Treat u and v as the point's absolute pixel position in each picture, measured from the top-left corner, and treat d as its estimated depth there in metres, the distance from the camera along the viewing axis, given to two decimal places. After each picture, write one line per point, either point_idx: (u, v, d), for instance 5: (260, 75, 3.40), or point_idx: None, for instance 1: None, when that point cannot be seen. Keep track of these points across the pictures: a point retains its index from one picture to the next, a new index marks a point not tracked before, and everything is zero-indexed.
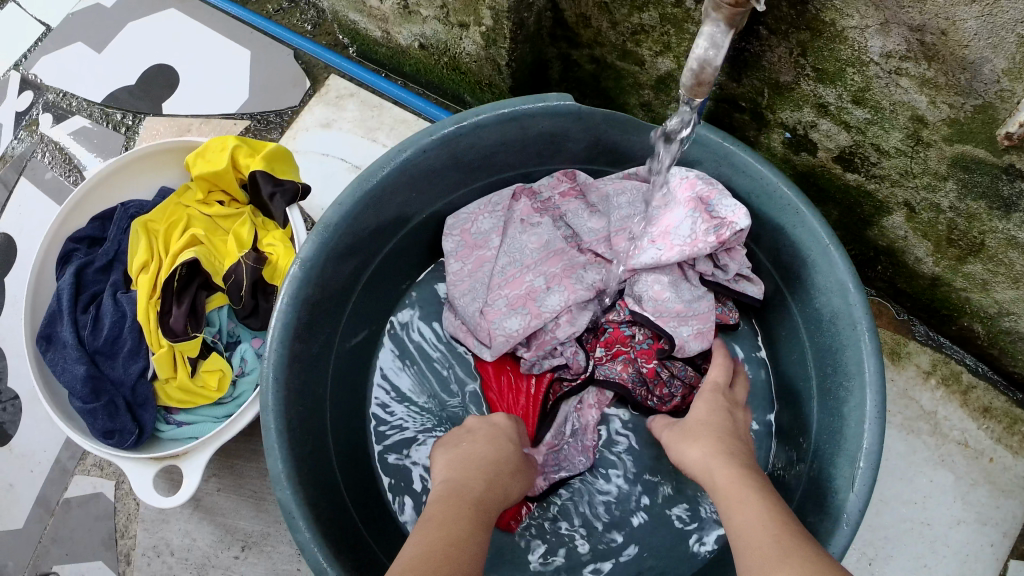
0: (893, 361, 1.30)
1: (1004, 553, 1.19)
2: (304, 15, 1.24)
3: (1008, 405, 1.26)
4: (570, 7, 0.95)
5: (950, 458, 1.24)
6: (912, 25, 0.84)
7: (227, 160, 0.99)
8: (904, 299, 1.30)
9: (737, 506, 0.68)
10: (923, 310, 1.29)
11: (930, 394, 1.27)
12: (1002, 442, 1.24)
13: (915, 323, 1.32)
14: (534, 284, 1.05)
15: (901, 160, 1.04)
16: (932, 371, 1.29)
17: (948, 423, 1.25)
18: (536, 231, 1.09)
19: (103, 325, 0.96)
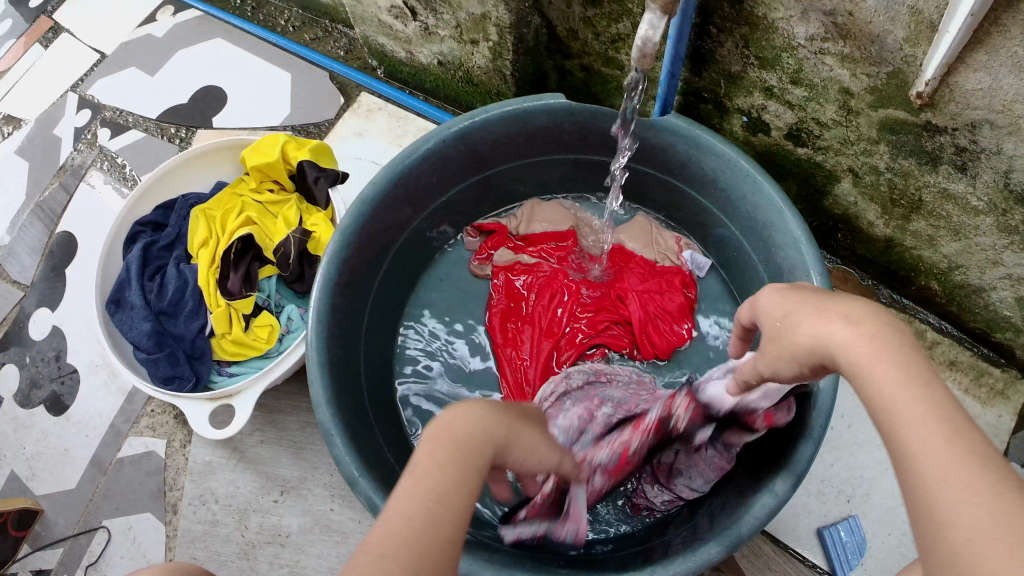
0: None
1: None
2: (338, 43, 1.39)
3: (973, 359, 1.32)
4: (561, 22, 1.13)
5: None
6: (825, 10, 1.01)
7: (279, 153, 1.15)
8: (867, 265, 1.39)
9: (815, 319, 0.56)
10: (885, 274, 1.38)
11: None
12: (970, 393, 1.29)
13: (880, 288, 1.41)
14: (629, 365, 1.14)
15: (839, 131, 1.18)
16: None
17: None
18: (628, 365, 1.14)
19: (167, 289, 1.11)
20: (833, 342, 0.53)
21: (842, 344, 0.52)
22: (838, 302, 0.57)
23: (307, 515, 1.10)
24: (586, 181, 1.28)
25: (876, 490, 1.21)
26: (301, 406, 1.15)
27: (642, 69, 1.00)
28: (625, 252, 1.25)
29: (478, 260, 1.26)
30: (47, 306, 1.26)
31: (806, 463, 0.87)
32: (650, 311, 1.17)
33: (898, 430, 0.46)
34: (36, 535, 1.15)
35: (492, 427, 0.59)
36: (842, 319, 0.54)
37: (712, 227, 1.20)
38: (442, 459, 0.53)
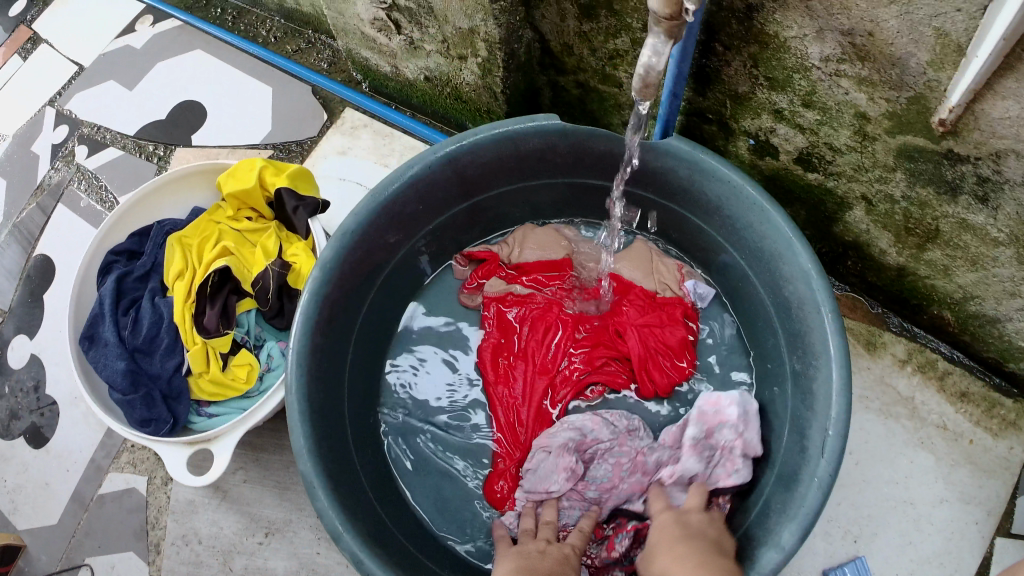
0: (868, 352, 1.23)
1: (989, 530, 1.13)
2: (321, 55, 1.28)
3: (986, 389, 1.20)
4: (554, 36, 1.02)
5: (930, 441, 1.17)
6: (842, 30, 0.90)
7: (255, 179, 1.07)
8: (877, 292, 1.26)
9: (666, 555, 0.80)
10: (895, 301, 1.24)
11: (908, 380, 1.21)
12: (981, 425, 1.18)
13: (890, 315, 1.27)
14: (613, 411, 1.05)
15: (853, 156, 1.06)
16: (908, 359, 1.22)
17: (925, 408, 1.19)
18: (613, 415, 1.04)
19: (142, 325, 1.06)
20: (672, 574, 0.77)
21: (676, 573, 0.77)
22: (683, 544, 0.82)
23: (292, 558, 1.06)
24: (587, 204, 1.16)
25: (886, 528, 1.14)
26: (286, 444, 1.11)
27: (647, 99, 0.89)
28: (622, 283, 1.13)
29: (470, 288, 1.17)
30: (25, 332, 1.22)
31: (811, 514, 0.84)
32: (650, 346, 1.07)
33: None
34: (19, 569, 1.13)
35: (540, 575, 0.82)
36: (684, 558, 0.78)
37: (716, 253, 1.10)
38: None
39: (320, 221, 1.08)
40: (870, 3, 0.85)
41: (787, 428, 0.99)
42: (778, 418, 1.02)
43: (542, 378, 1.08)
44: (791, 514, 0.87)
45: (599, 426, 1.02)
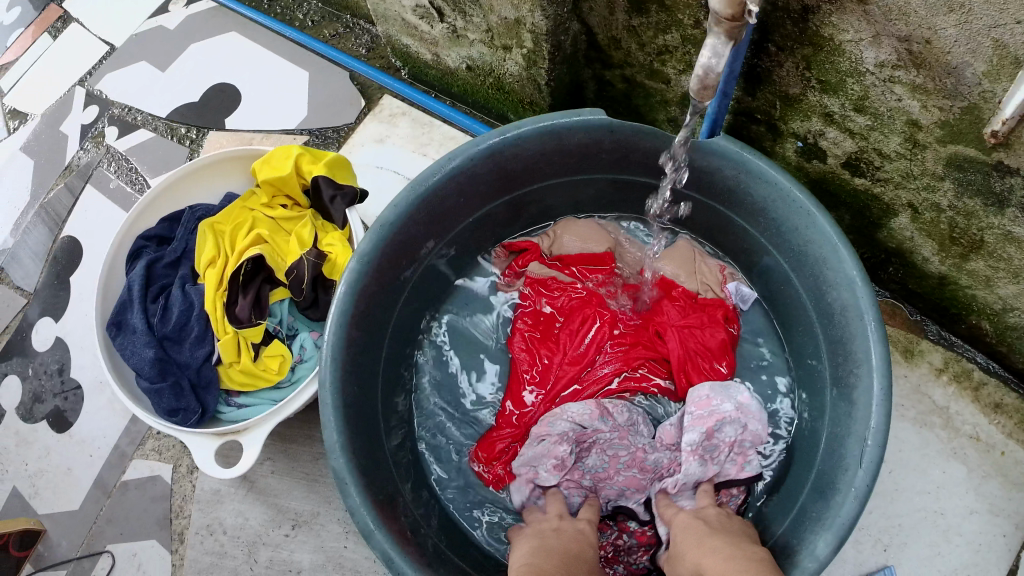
0: (906, 359, 1.21)
1: (1018, 543, 1.10)
2: (359, 40, 1.25)
3: (1020, 401, 1.16)
4: (602, 30, 0.98)
5: (962, 452, 1.15)
6: (899, 36, 0.87)
7: (291, 166, 1.03)
8: (917, 299, 1.22)
9: (701, 548, 0.79)
10: (934, 310, 1.21)
11: (943, 390, 1.18)
12: (1014, 437, 1.15)
13: (928, 323, 1.24)
14: (612, 401, 0.99)
15: (903, 163, 1.03)
16: (945, 368, 1.20)
17: (960, 418, 1.16)
18: (611, 407, 0.98)
19: (172, 313, 1.04)
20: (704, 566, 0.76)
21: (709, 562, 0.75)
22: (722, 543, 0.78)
23: (319, 551, 1.05)
24: (632, 202, 1.13)
25: (917, 539, 1.12)
26: (315, 436, 1.09)
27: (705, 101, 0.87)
28: (665, 282, 1.10)
29: (506, 276, 1.14)
30: (50, 315, 1.21)
31: (846, 524, 0.83)
32: (689, 348, 1.03)
33: None
34: (38, 555, 1.12)
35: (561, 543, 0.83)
36: (715, 551, 0.76)
37: (758, 255, 1.07)
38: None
39: (357, 212, 1.05)
40: (931, 10, 0.82)
41: (823, 435, 0.97)
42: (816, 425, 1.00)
43: (575, 370, 1.04)
44: (826, 525, 0.85)
45: (598, 418, 0.96)
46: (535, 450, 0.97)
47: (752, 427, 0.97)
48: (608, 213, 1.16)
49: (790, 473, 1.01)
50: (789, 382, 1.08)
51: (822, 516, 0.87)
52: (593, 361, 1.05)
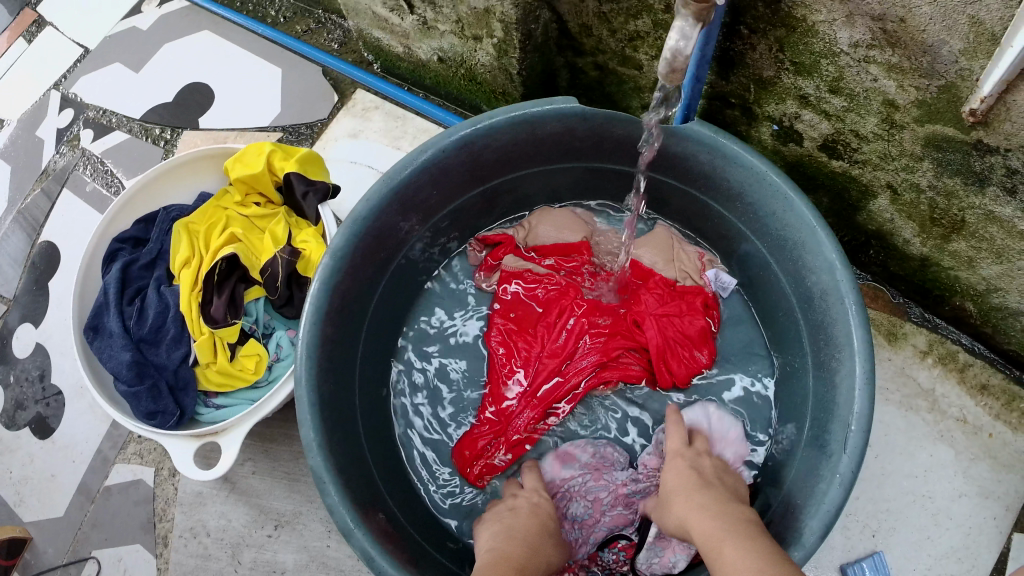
0: (890, 342, 1.19)
1: (1006, 526, 1.09)
2: (331, 35, 1.24)
3: (1006, 382, 1.15)
4: (572, 17, 0.97)
5: (948, 434, 1.14)
6: (873, 15, 0.86)
7: (263, 163, 1.02)
8: (899, 282, 1.21)
9: (684, 503, 0.75)
10: (917, 292, 1.20)
11: (928, 371, 1.17)
12: (1001, 419, 1.14)
13: (911, 306, 1.22)
14: (572, 447, 1.00)
15: (880, 144, 1.02)
16: (929, 351, 1.18)
17: (945, 400, 1.15)
18: (570, 458, 0.99)
19: (148, 315, 1.04)
20: (692, 525, 0.72)
21: (696, 524, 0.71)
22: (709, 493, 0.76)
23: (302, 550, 1.04)
24: (610, 189, 1.12)
25: (904, 524, 1.12)
26: (296, 435, 1.09)
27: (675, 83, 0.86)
28: (641, 269, 1.08)
29: (483, 271, 1.12)
30: (30, 321, 1.20)
31: (831, 511, 0.82)
32: (669, 336, 1.01)
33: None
34: (26, 563, 1.12)
35: (525, 549, 0.78)
36: (701, 508, 0.73)
37: (737, 241, 1.06)
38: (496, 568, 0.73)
39: (331, 208, 1.05)
40: None
41: (807, 420, 0.96)
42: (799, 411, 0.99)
43: (555, 360, 1.04)
44: (810, 511, 0.84)
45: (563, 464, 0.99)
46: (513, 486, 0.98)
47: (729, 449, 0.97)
48: (586, 200, 1.15)
49: (773, 459, 1.00)
50: (771, 368, 1.07)
51: (806, 502, 0.86)
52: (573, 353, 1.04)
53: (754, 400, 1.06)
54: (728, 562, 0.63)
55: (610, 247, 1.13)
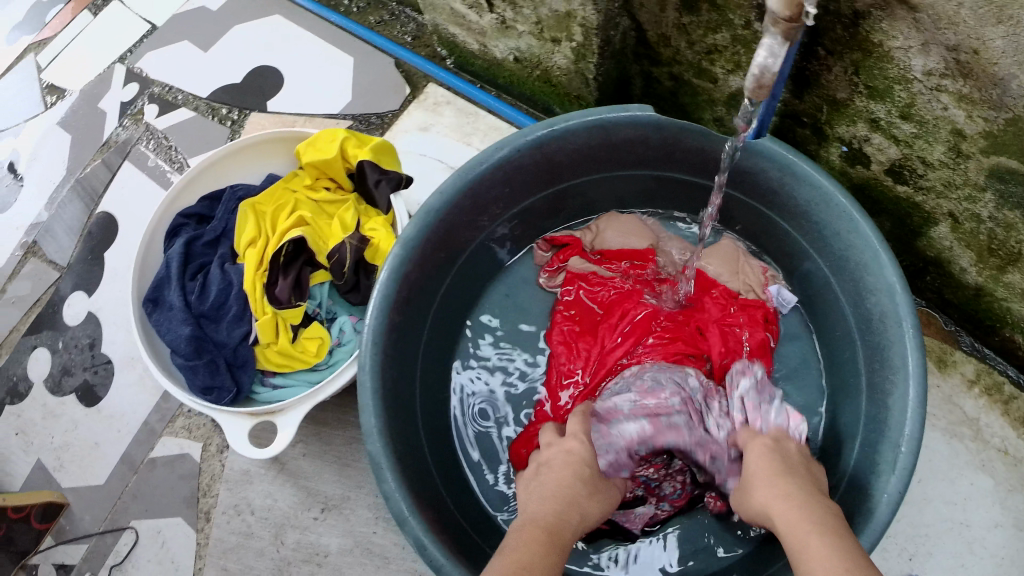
0: (938, 368, 1.21)
1: None
2: (404, 27, 1.25)
3: None
4: (651, 26, 0.97)
5: (989, 463, 1.15)
6: (948, 45, 0.87)
7: (337, 149, 1.03)
8: (952, 309, 1.22)
9: (767, 489, 0.77)
10: (969, 320, 1.21)
11: (974, 401, 1.18)
12: None
13: (962, 334, 1.24)
14: (616, 401, 0.94)
15: (945, 172, 1.03)
16: (976, 380, 1.19)
17: (989, 430, 1.16)
18: (620, 428, 0.91)
19: (210, 291, 1.04)
20: (774, 512, 0.74)
21: (782, 517, 0.73)
22: (787, 476, 0.79)
23: (348, 535, 1.04)
24: (676, 199, 1.14)
25: (940, 549, 1.12)
26: (348, 421, 1.09)
27: (758, 100, 0.86)
28: (705, 278, 1.10)
29: (548, 271, 1.15)
30: (83, 290, 1.21)
31: (877, 530, 0.83)
32: (729, 345, 1.02)
33: (807, 565, 0.66)
34: (60, 528, 1.12)
35: (558, 508, 0.77)
36: (786, 494, 0.75)
37: (799, 259, 1.07)
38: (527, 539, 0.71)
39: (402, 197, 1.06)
40: (979, 21, 0.81)
41: (858, 440, 0.97)
42: (848, 428, 1.00)
43: (614, 357, 1.05)
44: (859, 526, 0.85)
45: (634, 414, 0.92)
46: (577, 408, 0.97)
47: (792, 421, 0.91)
48: (650, 209, 1.17)
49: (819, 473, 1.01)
50: (821, 385, 1.08)
51: (853, 519, 0.87)
52: (633, 356, 1.05)
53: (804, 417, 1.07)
54: (813, 551, 0.67)
55: (678, 251, 1.15)
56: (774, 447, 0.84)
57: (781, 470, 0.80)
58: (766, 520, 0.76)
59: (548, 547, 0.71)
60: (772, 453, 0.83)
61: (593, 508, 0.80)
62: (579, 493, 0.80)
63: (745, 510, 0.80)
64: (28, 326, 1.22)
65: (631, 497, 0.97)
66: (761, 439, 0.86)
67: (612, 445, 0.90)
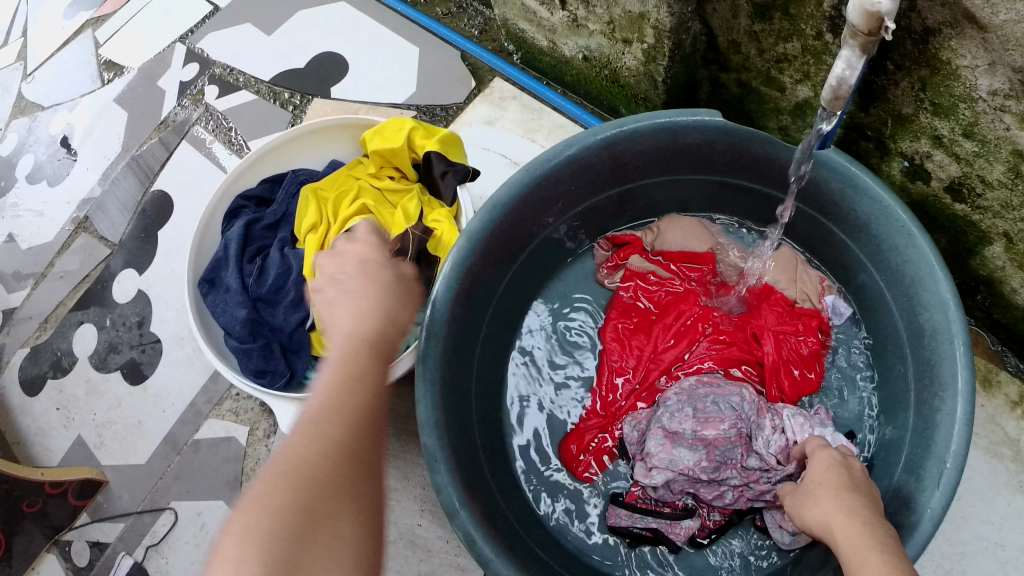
0: (983, 388, 1.21)
1: None
2: (471, 20, 1.25)
3: None
4: (723, 32, 0.97)
5: None
6: (1015, 67, 0.87)
7: (405, 139, 1.03)
8: (1000, 329, 1.22)
9: (828, 504, 0.75)
10: (1016, 341, 1.21)
11: (1016, 422, 1.18)
12: None
13: (1008, 355, 1.23)
14: (677, 424, 0.96)
15: (1003, 192, 1.03)
16: (1021, 402, 1.19)
17: None
18: (679, 451, 0.95)
19: (268, 275, 1.05)
20: (835, 527, 0.72)
21: (842, 530, 0.71)
22: (849, 494, 0.76)
23: (392, 526, 1.04)
24: (739, 207, 1.14)
25: (975, 568, 1.11)
26: (398, 411, 1.09)
27: (836, 111, 0.85)
28: (765, 286, 1.11)
29: (607, 267, 1.15)
30: (133, 268, 1.21)
31: (917, 545, 0.82)
32: (784, 354, 1.04)
33: None
34: (97, 505, 1.12)
35: (376, 321, 0.69)
36: (848, 510, 0.73)
37: (856, 272, 1.07)
38: (372, 372, 0.64)
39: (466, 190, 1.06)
40: None
41: (903, 454, 0.96)
42: (895, 441, 0.99)
43: (670, 360, 1.06)
44: (904, 540, 0.85)
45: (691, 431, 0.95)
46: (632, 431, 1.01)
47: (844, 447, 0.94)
48: (715, 215, 1.17)
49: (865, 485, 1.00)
50: (870, 398, 1.07)
51: (896, 532, 0.86)
52: (690, 359, 1.06)
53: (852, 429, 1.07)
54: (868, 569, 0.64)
55: (736, 258, 1.16)
56: (841, 470, 0.81)
57: (843, 489, 0.77)
58: (825, 534, 0.73)
59: (361, 356, 0.65)
60: (837, 473, 0.80)
61: (403, 313, 0.72)
62: (395, 310, 0.71)
63: (803, 522, 0.78)
64: (74, 301, 1.22)
65: (678, 504, 0.99)
66: (820, 459, 0.84)
67: (668, 465, 0.95)
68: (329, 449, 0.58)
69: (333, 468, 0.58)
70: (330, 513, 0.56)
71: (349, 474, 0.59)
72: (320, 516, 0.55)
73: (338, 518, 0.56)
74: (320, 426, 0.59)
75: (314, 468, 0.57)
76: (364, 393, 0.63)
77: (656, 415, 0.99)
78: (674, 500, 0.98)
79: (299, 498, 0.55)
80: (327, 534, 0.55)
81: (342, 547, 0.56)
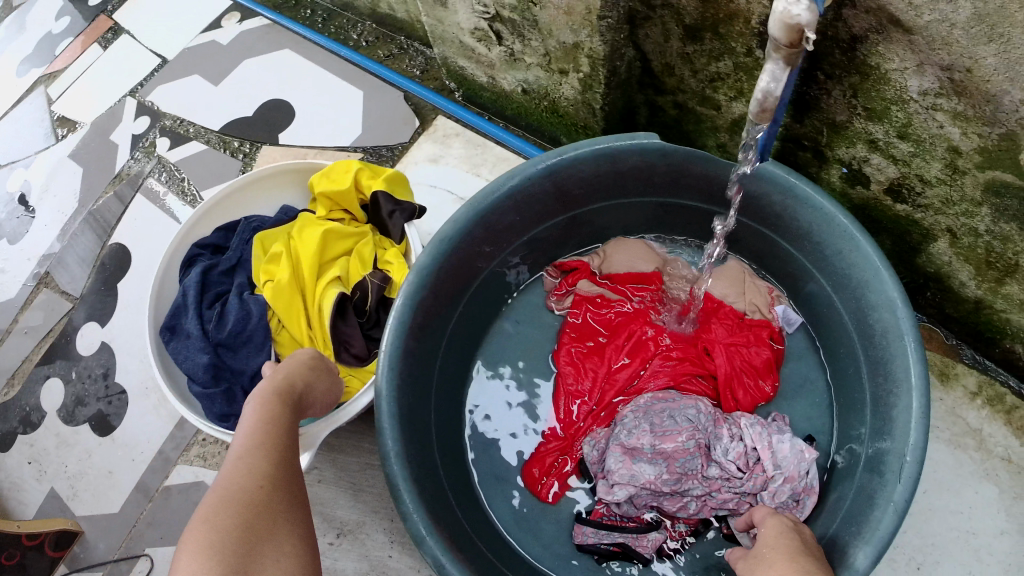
0: (941, 382, 1.21)
1: None
2: (413, 61, 1.29)
3: None
4: (656, 56, 0.99)
5: (993, 473, 1.13)
6: (942, 65, 0.89)
7: (351, 181, 1.06)
8: (953, 323, 1.23)
9: (781, 568, 0.73)
10: (970, 333, 1.22)
11: (976, 412, 1.17)
12: None
13: (964, 348, 1.24)
14: (635, 440, 0.98)
15: (942, 189, 1.05)
16: (979, 392, 1.19)
17: (993, 440, 1.15)
18: (639, 467, 0.96)
19: (228, 319, 1.02)
20: None
21: None
22: (804, 560, 0.74)
23: (363, 560, 1.05)
24: (682, 226, 1.17)
25: (948, 558, 1.09)
26: (363, 446, 1.11)
27: (764, 123, 0.87)
28: (713, 301, 1.13)
29: (556, 295, 1.18)
30: (96, 320, 1.22)
31: (883, 538, 0.83)
32: (736, 365, 1.06)
33: None
34: (74, 556, 1.10)
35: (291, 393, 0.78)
36: (804, 573, 0.71)
37: (804, 282, 1.09)
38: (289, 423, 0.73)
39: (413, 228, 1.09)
40: (970, 39, 0.83)
41: (863, 456, 0.97)
42: (853, 443, 1.00)
43: (625, 381, 1.08)
44: (866, 535, 0.85)
45: (650, 446, 0.97)
46: (594, 451, 1.03)
47: (805, 453, 0.96)
48: (657, 235, 1.20)
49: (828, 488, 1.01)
50: (828, 404, 1.09)
51: (861, 528, 0.86)
52: (648, 378, 1.07)
53: (813, 434, 1.08)
54: None
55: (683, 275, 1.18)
56: (794, 537, 0.81)
57: (795, 553, 0.76)
58: None
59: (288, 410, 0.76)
60: (789, 539, 0.79)
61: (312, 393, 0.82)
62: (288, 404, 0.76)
63: None
64: (40, 356, 1.23)
65: (643, 518, 1.00)
66: (771, 522, 0.84)
67: (629, 480, 0.96)
68: (267, 486, 0.64)
69: (269, 500, 0.63)
70: (273, 523, 0.62)
71: (282, 494, 0.65)
72: (261, 527, 0.61)
73: (286, 533, 0.62)
74: (248, 458, 0.66)
75: (255, 501, 0.62)
76: (285, 443, 0.71)
77: (614, 433, 1.01)
78: (639, 514, 1.00)
79: (246, 514, 0.61)
80: (274, 547, 0.61)
81: (287, 555, 0.61)
